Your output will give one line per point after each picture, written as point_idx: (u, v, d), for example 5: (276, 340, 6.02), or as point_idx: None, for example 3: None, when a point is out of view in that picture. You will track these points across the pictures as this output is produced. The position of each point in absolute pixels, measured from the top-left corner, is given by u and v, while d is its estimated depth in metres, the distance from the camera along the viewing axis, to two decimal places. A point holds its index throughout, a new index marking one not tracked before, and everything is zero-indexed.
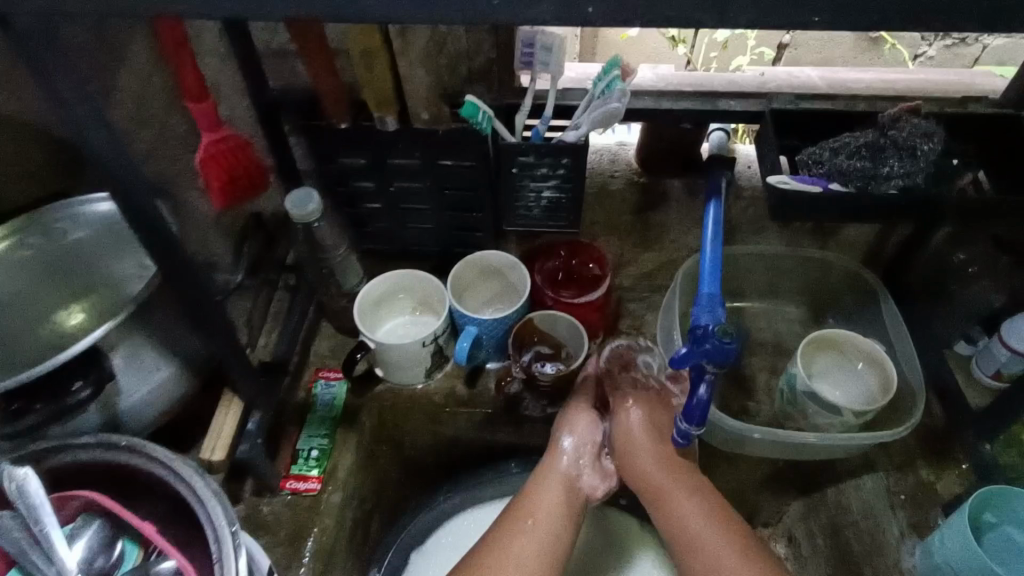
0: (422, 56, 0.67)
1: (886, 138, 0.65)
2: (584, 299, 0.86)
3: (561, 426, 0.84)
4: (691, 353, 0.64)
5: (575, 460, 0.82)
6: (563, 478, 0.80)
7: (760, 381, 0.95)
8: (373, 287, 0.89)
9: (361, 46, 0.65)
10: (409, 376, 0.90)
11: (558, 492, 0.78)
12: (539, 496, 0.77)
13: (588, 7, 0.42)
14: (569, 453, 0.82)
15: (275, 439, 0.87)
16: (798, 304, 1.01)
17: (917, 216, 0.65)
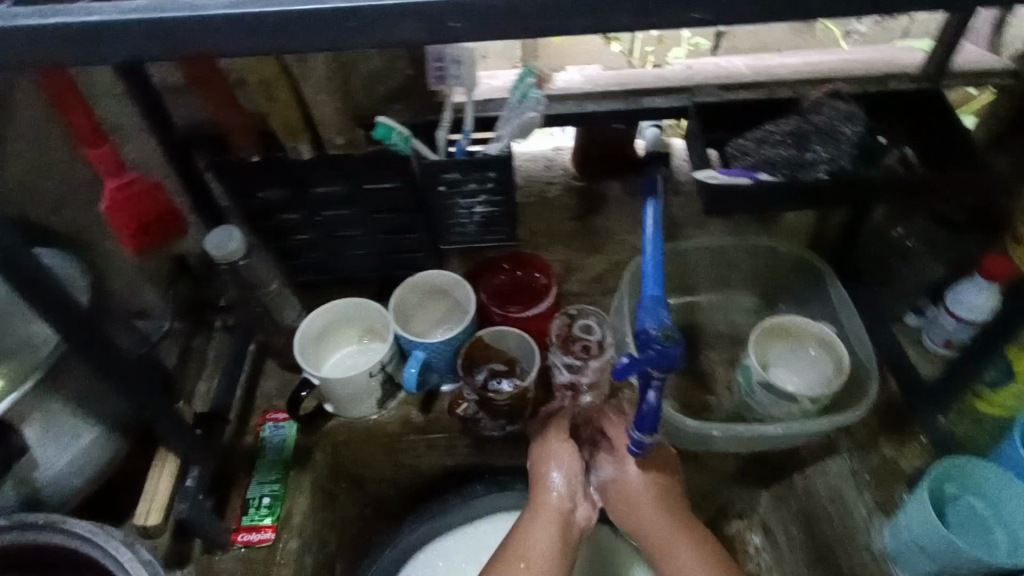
0: (323, 82, 0.68)
1: (808, 125, 0.67)
2: (530, 313, 0.86)
3: (547, 459, 0.81)
4: (634, 362, 0.62)
5: (570, 497, 0.79)
6: (555, 516, 0.76)
7: (718, 375, 0.94)
8: (314, 320, 0.86)
9: (258, 77, 0.65)
10: (360, 409, 0.86)
11: (550, 532, 0.75)
12: (533, 536, 0.74)
13: (453, 23, 0.41)
14: (558, 489, 0.79)
15: (224, 491, 0.82)
16: (750, 293, 1.01)
17: (847, 199, 0.65)
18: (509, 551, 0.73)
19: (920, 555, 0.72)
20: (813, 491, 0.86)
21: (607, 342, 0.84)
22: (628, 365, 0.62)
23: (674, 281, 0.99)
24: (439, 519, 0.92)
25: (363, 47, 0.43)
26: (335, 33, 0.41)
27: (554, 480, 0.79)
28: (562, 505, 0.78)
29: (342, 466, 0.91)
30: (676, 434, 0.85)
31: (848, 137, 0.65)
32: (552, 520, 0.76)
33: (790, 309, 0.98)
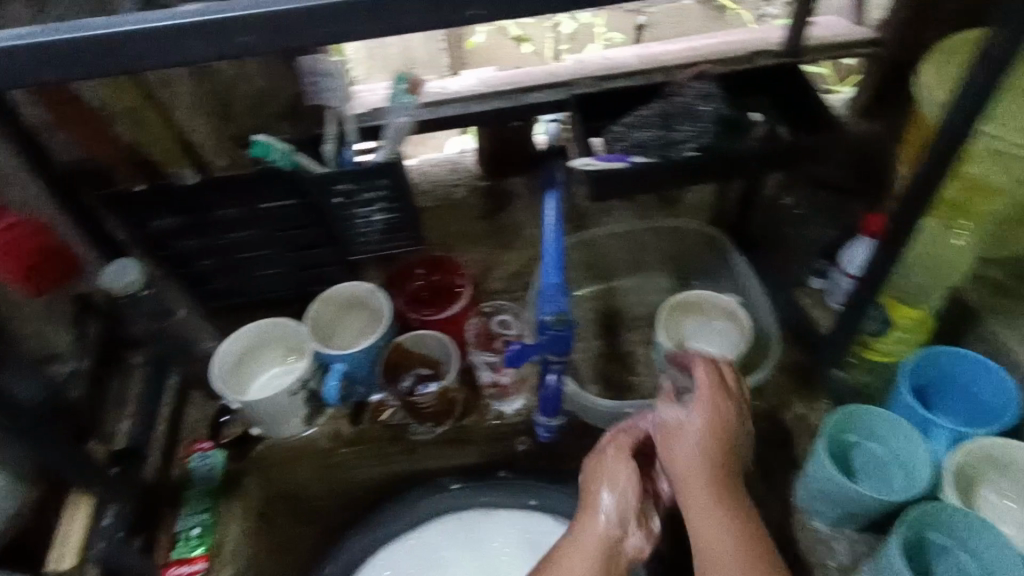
0: (191, 107, 0.72)
1: (674, 108, 0.70)
2: (443, 314, 0.87)
3: (598, 475, 0.69)
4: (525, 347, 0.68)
5: (621, 521, 0.66)
6: (598, 538, 0.65)
7: (638, 355, 0.97)
8: (230, 344, 0.85)
9: (124, 106, 0.68)
10: (288, 428, 0.86)
11: (586, 558, 0.64)
12: (568, 560, 0.64)
13: (243, 36, 0.43)
14: (607, 511, 0.66)
15: (151, 528, 0.81)
16: (664, 273, 1.04)
17: (719, 174, 0.68)
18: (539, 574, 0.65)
19: (824, 502, 0.76)
20: None
21: (522, 334, 0.89)
22: (518, 352, 0.69)
23: (590, 269, 1.02)
24: (382, 530, 0.91)
25: (161, 68, 0.45)
26: (133, 52, 0.43)
27: (604, 502, 0.67)
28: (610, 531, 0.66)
29: (276, 489, 0.89)
30: (600, 419, 0.88)
31: (705, 114, 0.70)
32: (594, 547, 0.64)
33: (702, 285, 1.02)
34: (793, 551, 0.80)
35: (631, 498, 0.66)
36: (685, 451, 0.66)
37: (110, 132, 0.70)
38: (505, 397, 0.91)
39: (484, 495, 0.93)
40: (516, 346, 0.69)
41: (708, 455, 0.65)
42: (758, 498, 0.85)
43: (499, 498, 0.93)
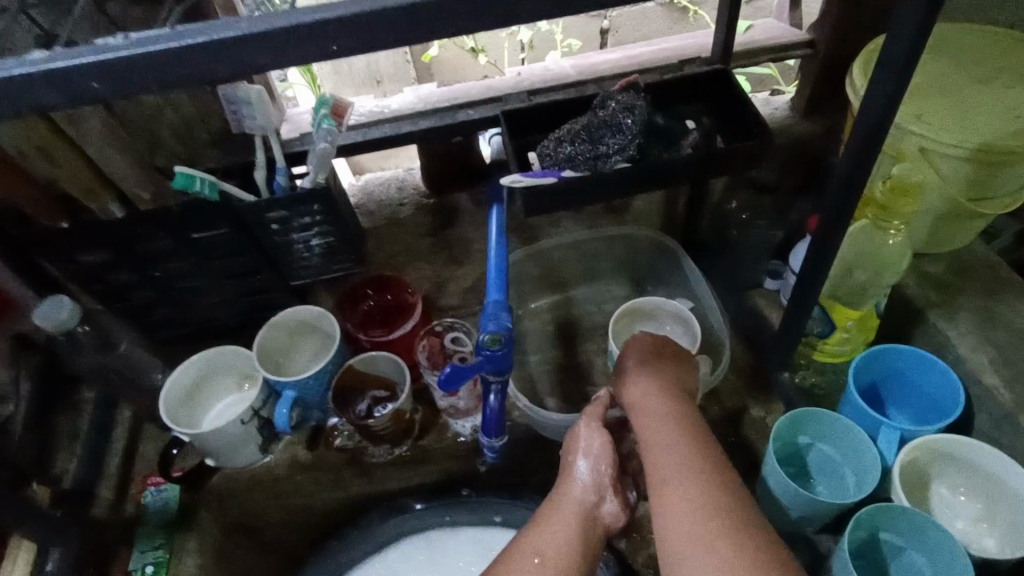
0: (104, 139, 0.71)
1: (599, 121, 0.71)
2: (394, 335, 0.87)
3: (575, 446, 0.68)
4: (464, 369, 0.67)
5: (597, 490, 0.65)
6: (577, 507, 0.64)
7: (596, 365, 0.97)
8: (179, 376, 0.84)
9: (35, 143, 0.69)
10: (243, 457, 0.86)
11: (563, 521, 0.63)
12: (546, 527, 0.63)
13: (95, 82, 0.41)
14: (584, 480, 0.65)
15: (103, 566, 0.81)
16: (620, 280, 1.04)
17: (641, 185, 0.71)
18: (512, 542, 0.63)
19: (787, 510, 0.74)
20: None
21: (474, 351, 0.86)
22: (452, 373, 0.67)
23: (545, 279, 1.02)
24: (345, 554, 0.90)
25: (14, 116, 0.42)
26: None
27: (579, 470, 0.66)
28: (586, 499, 0.65)
29: (236, 520, 0.89)
30: (555, 430, 0.89)
31: (632, 124, 0.69)
32: (569, 512, 0.63)
33: (656, 290, 1.02)
34: None
35: (606, 466, 0.66)
36: (639, 396, 0.66)
37: (34, 176, 0.72)
38: (465, 414, 0.91)
39: (449, 513, 0.91)
40: (453, 366, 0.68)
41: (665, 396, 0.65)
42: None
43: (463, 517, 0.91)
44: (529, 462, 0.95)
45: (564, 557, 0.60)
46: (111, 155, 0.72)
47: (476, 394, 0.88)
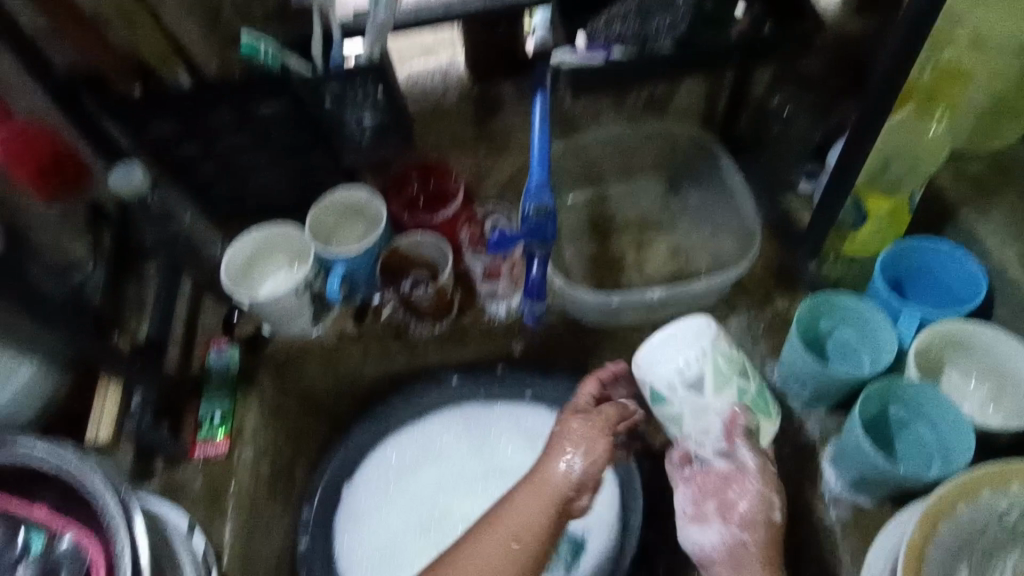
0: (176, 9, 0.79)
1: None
2: (439, 217, 0.93)
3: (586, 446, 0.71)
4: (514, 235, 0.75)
5: (579, 485, 0.69)
6: (557, 497, 0.68)
7: (629, 258, 1.01)
8: (238, 247, 0.90)
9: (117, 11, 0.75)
10: (296, 326, 0.93)
11: (529, 508, 0.68)
12: (523, 508, 0.68)
13: None
14: (571, 472, 0.70)
15: (175, 414, 0.88)
16: (655, 180, 1.06)
17: (691, 66, 0.73)
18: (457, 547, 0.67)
19: (798, 386, 0.81)
20: None
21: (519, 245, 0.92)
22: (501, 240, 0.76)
23: (581, 176, 1.04)
24: (388, 422, 1.00)
25: None
26: None
27: (567, 463, 0.70)
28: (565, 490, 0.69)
29: (290, 385, 0.97)
30: (586, 310, 0.94)
31: (683, 4, 0.72)
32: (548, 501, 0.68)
33: (691, 189, 1.04)
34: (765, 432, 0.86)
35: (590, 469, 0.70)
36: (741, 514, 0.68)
37: (108, 40, 0.76)
38: (501, 296, 0.95)
39: (482, 388, 1.01)
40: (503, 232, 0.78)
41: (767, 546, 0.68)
42: None
43: (495, 391, 1.01)
44: (560, 347, 1.01)
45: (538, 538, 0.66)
46: (184, 22, 0.79)
47: (515, 276, 0.94)
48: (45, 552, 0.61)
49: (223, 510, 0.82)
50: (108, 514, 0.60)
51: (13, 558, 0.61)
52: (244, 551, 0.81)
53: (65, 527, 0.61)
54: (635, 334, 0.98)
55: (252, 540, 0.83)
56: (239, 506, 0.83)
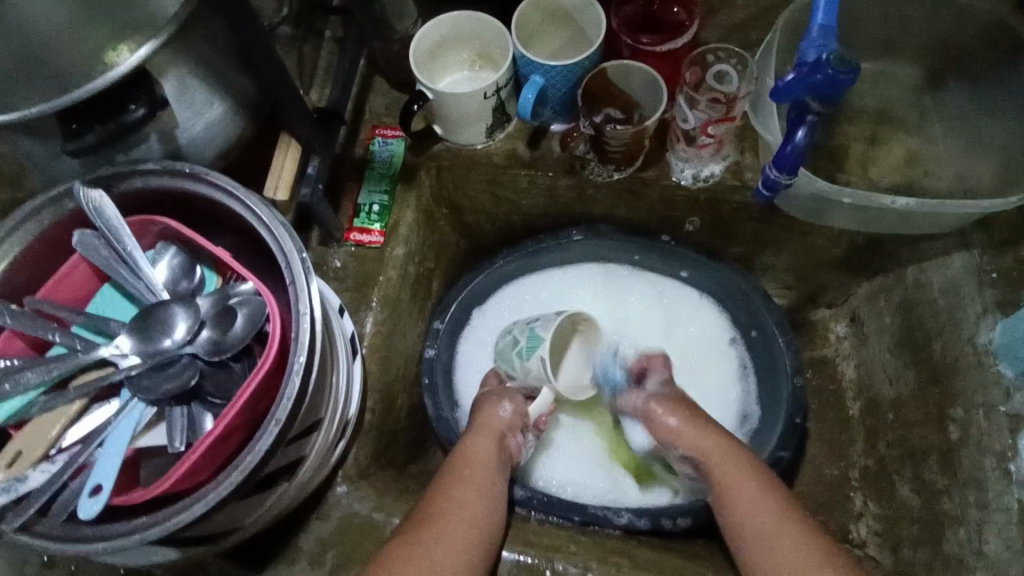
0: None
1: None
2: (664, 49, 0.79)
3: (496, 394, 0.78)
4: (799, 84, 0.65)
5: (513, 427, 0.76)
6: (495, 436, 0.74)
7: (853, 153, 0.85)
8: (430, 30, 0.80)
9: None
10: (468, 135, 0.85)
11: (481, 451, 0.72)
12: (474, 449, 0.72)
13: None
14: (508, 416, 0.76)
15: (337, 194, 0.86)
16: (915, 65, 0.86)
17: None
18: (423, 509, 0.66)
19: None
20: (924, 283, 0.81)
21: (739, 93, 0.79)
22: (790, 85, 0.66)
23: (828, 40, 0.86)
24: (533, 260, 0.97)
25: None
26: None
27: (505, 408, 0.76)
28: (504, 428, 0.75)
29: (446, 193, 0.93)
30: (794, 198, 0.81)
31: None
32: (493, 444, 0.73)
33: (958, 85, 0.84)
34: (954, 387, 0.74)
35: (523, 409, 0.77)
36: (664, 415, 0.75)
37: None
38: (698, 160, 0.82)
39: (638, 254, 0.95)
40: (792, 78, 0.66)
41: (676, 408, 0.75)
42: (937, 332, 0.78)
43: (651, 261, 0.95)
44: (736, 232, 0.91)
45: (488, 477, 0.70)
46: None
47: (723, 139, 0.80)
48: (221, 291, 0.60)
49: (369, 301, 0.81)
50: (289, 269, 0.58)
51: (190, 291, 0.63)
52: (382, 343, 0.81)
53: (249, 276, 0.59)
54: (830, 241, 0.86)
55: (390, 336, 0.84)
56: (384, 301, 0.82)
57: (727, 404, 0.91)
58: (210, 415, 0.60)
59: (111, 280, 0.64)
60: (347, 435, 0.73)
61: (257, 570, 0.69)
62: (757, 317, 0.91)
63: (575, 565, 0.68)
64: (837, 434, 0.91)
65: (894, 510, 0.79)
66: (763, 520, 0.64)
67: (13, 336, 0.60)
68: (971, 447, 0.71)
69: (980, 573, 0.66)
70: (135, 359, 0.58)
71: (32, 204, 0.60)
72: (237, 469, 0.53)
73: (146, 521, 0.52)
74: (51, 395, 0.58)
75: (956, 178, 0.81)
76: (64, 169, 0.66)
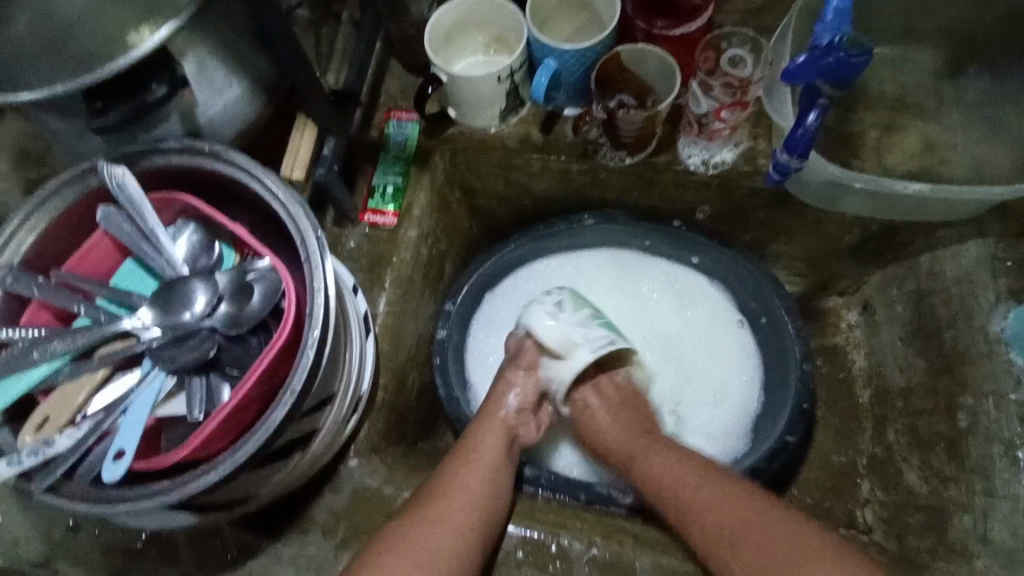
0: None
1: None
2: (678, 32, 0.79)
3: (502, 385, 0.79)
4: (811, 66, 0.65)
5: (518, 417, 0.77)
6: (503, 428, 0.75)
7: (869, 140, 0.84)
8: (445, 13, 0.81)
9: None
10: (483, 119, 0.86)
11: (492, 438, 0.73)
12: (482, 439, 0.73)
13: None
14: (510, 410, 0.76)
15: (352, 174, 0.87)
16: (936, 50, 0.85)
17: None
18: (434, 485, 0.68)
19: None
20: (938, 272, 0.80)
21: (752, 77, 0.79)
22: (802, 67, 0.66)
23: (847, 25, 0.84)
24: (544, 244, 0.97)
25: None
26: None
27: (509, 400, 0.77)
28: (510, 423, 0.76)
29: (459, 176, 0.94)
30: (808, 184, 0.81)
31: None
32: (500, 434, 0.74)
33: (979, 73, 0.83)
34: (964, 375, 0.74)
35: (533, 391, 0.78)
36: (591, 413, 0.79)
37: None
38: (709, 146, 0.83)
39: (648, 240, 0.95)
40: (803, 60, 0.65)
41: (612, 410, 0.78)
42: (948, 320, 0.78)
43: (662, 247, 0.96)
44: (748, 218, 0.91)
45: (496, 465, 0.71)
46: None
47: (735, 125, 0.81)
48: (238, 268, 0.62)
49: (382, 281, 0.83)
50: (305, 246, 0.60)
51: (209, 267, 0.65)
52: (394, 323, 0.83)
53: (266, 253, 0.61)
54: (842, 227, 0.86)
55: (403, 316, 0.85)
56: (396, 281, 0.83)
57: (735, 389, 0.92)
58: (227, 386, 0.62)
59: (132, 255, 0.66)
60: (358, 411, 0.74)
61: (272, 538, 0.71)
62: (768, 303, 0.91)
63: (580, 540, 0.70)
64: (845, 422, 0.91)
65: (899, 496, 0.80)
66: (694, 500, 0.66)
67: (40, 308, 0.62)
68: (978, 435, 0.71)
69: (983, 559, 0.66)
70: (156, 332, 0.60)
71: (60, 180, 0.62)
72: (253, 438, 0.55)
73: (165, 485, 0.54)
74: (76, 363, 0.60)
75: (973, 166, 0.80)
76: (88, 145, 0.68)
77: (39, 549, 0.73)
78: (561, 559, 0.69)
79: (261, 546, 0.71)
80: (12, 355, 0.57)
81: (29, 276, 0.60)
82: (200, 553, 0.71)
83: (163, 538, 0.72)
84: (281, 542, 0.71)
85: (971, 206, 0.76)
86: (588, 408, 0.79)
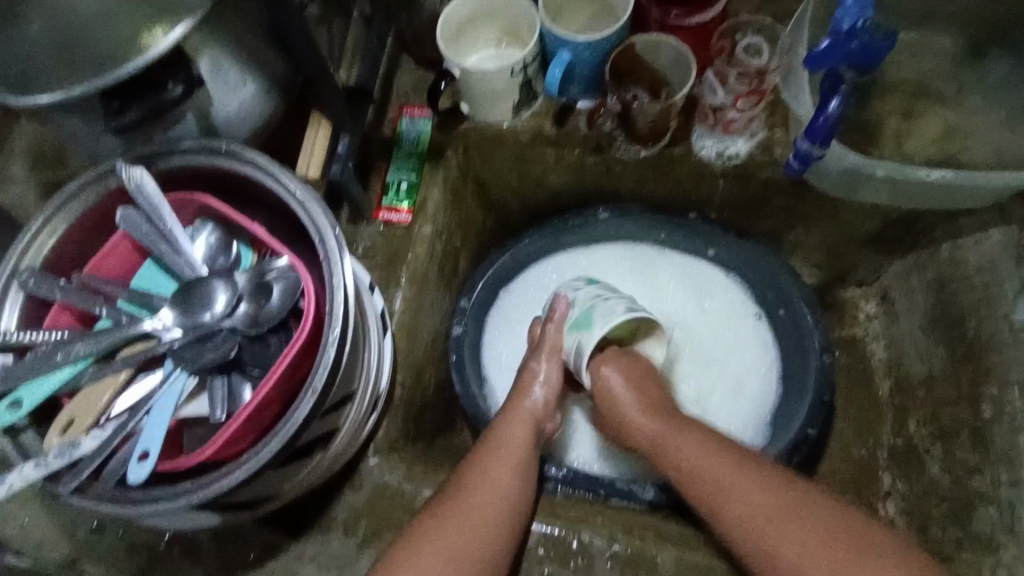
0: None
1: None
2: (693, 21, 0.78)
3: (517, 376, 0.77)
4: (834, 50, 0.64)
5: (545, 408, 0.76)
6: (528, 419, 0.74)
7: (889, 127, 0.82)
8: (457, 6, 0.81)
9: None
10: (496, 113, 0.85)
11: (519, 431, 0.72)
12: (508, 429, 0.73)
13: None
14: (535, 400, 0.76)
15: (365, 171, 0.87)
16: (954, 35, 0.83)
17: None
18: (458, 480, 0.68)
19: None
20: (961, 259, 0.79)
21: (769, 66, 0.77)
22: (824, 52, 0.65)
23: None
24: (559, 239, 0.97)
25: None
26: None
27: (534, 392, 0.76)
28: (536, 412, 0.75)
29: (472, 171, 0.93)
30: (826, 173, 0.80)
31: None
32: (528, 427, 0.73)
33: (1000, 58, 0.81)
34: (986, 364, 0.73)
35: (554, 384, 0.77)
36: (614, 389, 0.74)
37: None
38: (724, 137, 0.82)
39: (663, 233, 0.95)
40: (824, 45, 0.65)
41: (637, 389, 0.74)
42: (971, 307, 0.76)
43: (677, 239, 0.95)
44: (764, 209, 0.90)
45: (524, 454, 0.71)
46: None
47: (752, 116, 0.79)
48: (257, 267, 0.62)
49: (397, 278, 0.82)
50: (324, 246, 0.59)
51: (228, 267, 0.65)
52: (411, 320, 0.82)
53: (284, 251, 0.61)
54: (860, 215, 0.85)
55: (420, 311, 0.85)
56: (411, 277, 0.83)
57: (754, 379, 0.92)
58: (248, 386, 0.62)
59: (152, 257, 0.67)
60: (378, 408, 0.74)
61: (294, 537, 0.72)
62: (786, 295, 0.90)
63: (600, 537, 0.69)
64: (866, 412, 0.90)
65: (922, 487, 0.79)
66: (714, 471, 0.65)
67: (63, 310, 0.62)
68: (1003, 424, 0.70)
69: (1010, 549, 0.65)
70: (178, 332, 0.60)
71: (77, 183, 0.62)
72: (276, 437, 0.55)
73: (191, 485, 0.54)
74: (99, 364, 0.61)
75: (997, 152, 0.79)
76: (105, 148, 0.68)
77: (66, 549, 0.74)
78: (582, 554, 0.69)
79: (284, 543, 0.71)
80: (36, 357, 0.58)
81: (51, 278, 0.60)
82: (223, 552, 0.72)
83: (187, 538, 0.73)
84: (304, 540, 0.71)
85: (998, 189, 0.73)
86: (608, 382, 0.74)
